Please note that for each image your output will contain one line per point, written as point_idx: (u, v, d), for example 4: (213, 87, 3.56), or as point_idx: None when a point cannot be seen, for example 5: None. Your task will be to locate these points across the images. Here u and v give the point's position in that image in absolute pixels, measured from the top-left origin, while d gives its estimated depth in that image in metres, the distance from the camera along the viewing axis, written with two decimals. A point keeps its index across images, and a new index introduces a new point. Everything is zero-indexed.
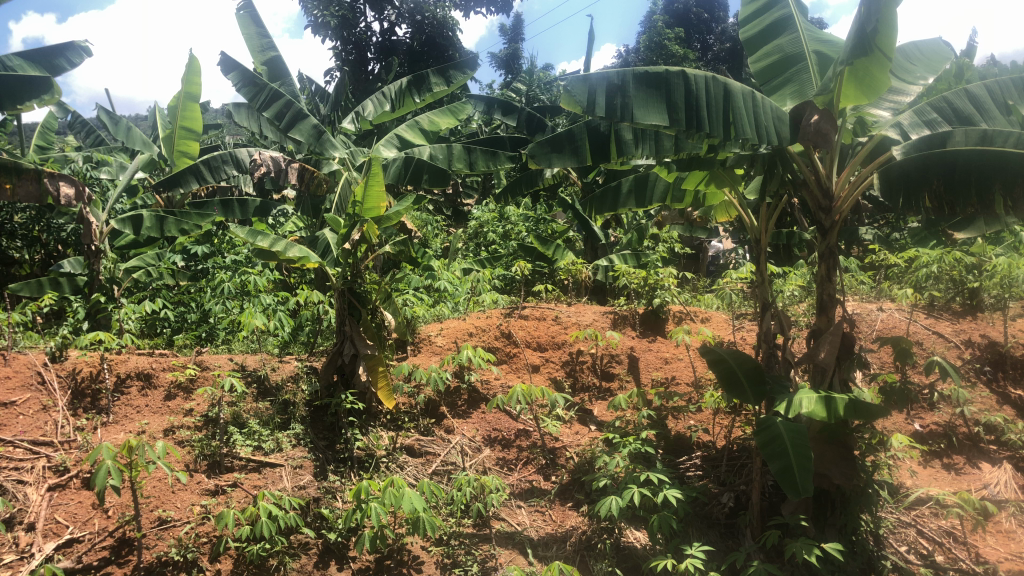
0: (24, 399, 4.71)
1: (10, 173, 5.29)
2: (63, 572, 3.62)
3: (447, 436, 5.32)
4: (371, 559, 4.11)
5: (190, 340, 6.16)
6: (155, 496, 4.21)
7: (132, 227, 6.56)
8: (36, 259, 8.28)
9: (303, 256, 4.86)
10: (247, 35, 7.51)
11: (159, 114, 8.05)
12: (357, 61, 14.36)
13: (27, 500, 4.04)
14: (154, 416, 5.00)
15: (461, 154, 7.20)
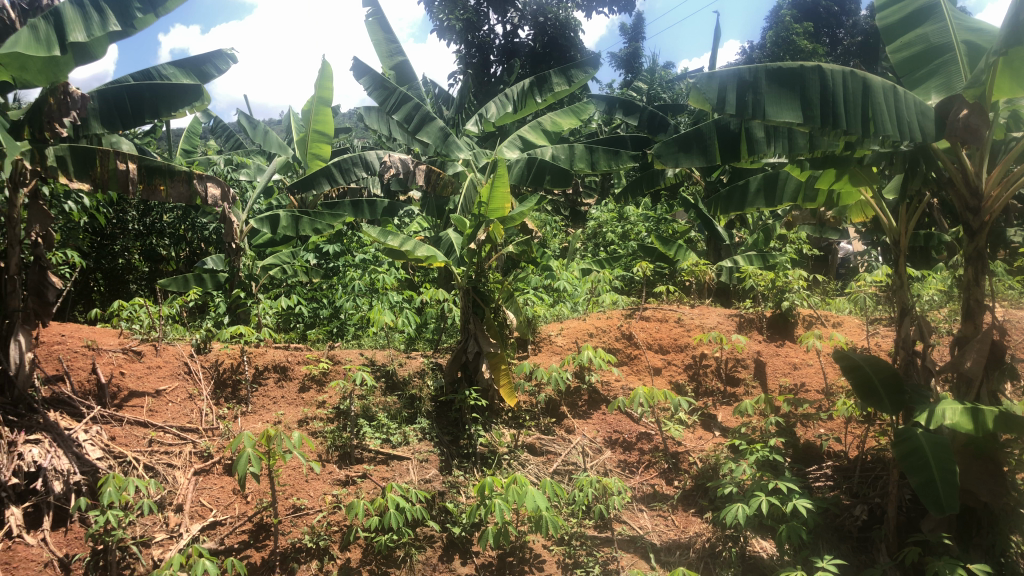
0: (172, 387, 5.04)
1: (164, 173, 4.64)
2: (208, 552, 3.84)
3: (568, 436, 5.31)
4: (494, 555, 4.15)
5: (322, 334, 6.42)
6: (290, 484, 4.43)
7: (270, 226, 6.85)
8: (181, 256, 8.71)
9: (430, 256, 4.99)
10: (376, 41, 7.75)
11: (293, 117, 8.39)
12: (480, 64, 14.54)
13: (177, 483, 4.32)
14: (289, 407, 5.23)
15: (583, 154, 7.12)
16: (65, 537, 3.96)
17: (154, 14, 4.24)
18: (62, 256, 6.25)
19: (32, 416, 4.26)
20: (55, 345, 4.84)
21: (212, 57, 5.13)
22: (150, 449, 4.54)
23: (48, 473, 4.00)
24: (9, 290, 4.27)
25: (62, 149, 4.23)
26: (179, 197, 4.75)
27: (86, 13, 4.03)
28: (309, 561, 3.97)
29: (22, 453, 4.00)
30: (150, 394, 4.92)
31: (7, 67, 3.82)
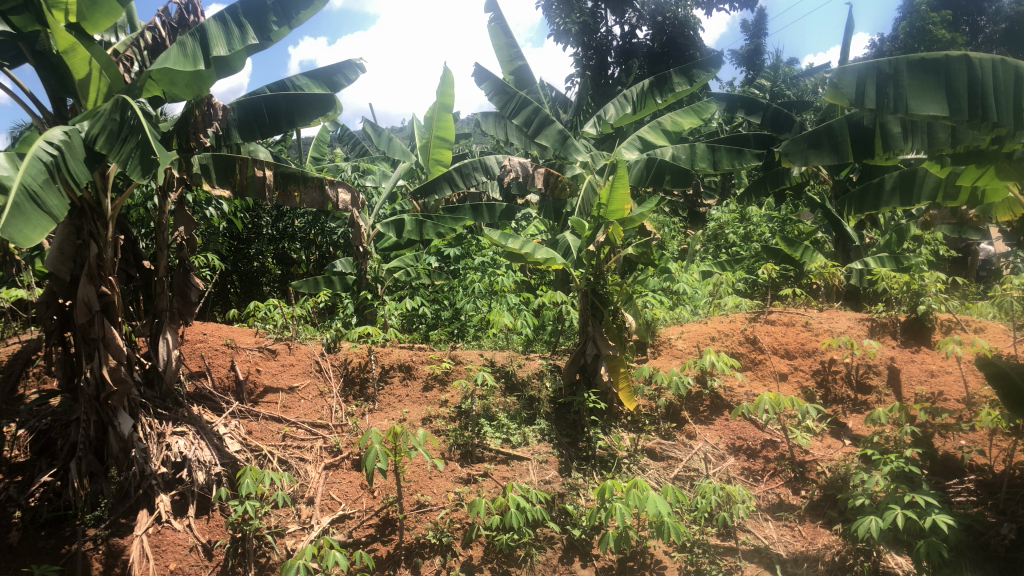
0: (304, 384, 5.33)
1: (297, 180, 4.81)
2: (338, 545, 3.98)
3: (689, 441, 5.21)
4: (614, 559, 4.09)
5: (443, 335, 6.57)
6: (415, 480, 4.56)
7: (395, 230, 7.07)
8: (311, 259, 9.09)
9: (549, 258, 5.02)
10: (497, 46, 7.84)
11: (416, 124, 8.60)
12: (598, 66, 14.47)
13: (308, 477, 4.54)
14: (413, 405, 5.35)
15: (705, 153, 6.97)
16: (207, 524, 4.19)
17: (289, 27, 4.43)
18: (203, 259, 6.63)
19: (178, 409, 4.56)
20: (198, 343, 5.27)
21: (342, 68, 5.30)
22: (284, 443, 4.78)
23: (192, 464, 4.27)
24: (158, 291, 4.52)
25: (206, 157, 4.48)
26: (311, 203, 4.90)
27: (228, 28, 4.25)
28: (433, 556, 4.06)
29: (170, 444, 4.28)
30: (284, 390, 5.21)
31: (158, 82, 4.03)
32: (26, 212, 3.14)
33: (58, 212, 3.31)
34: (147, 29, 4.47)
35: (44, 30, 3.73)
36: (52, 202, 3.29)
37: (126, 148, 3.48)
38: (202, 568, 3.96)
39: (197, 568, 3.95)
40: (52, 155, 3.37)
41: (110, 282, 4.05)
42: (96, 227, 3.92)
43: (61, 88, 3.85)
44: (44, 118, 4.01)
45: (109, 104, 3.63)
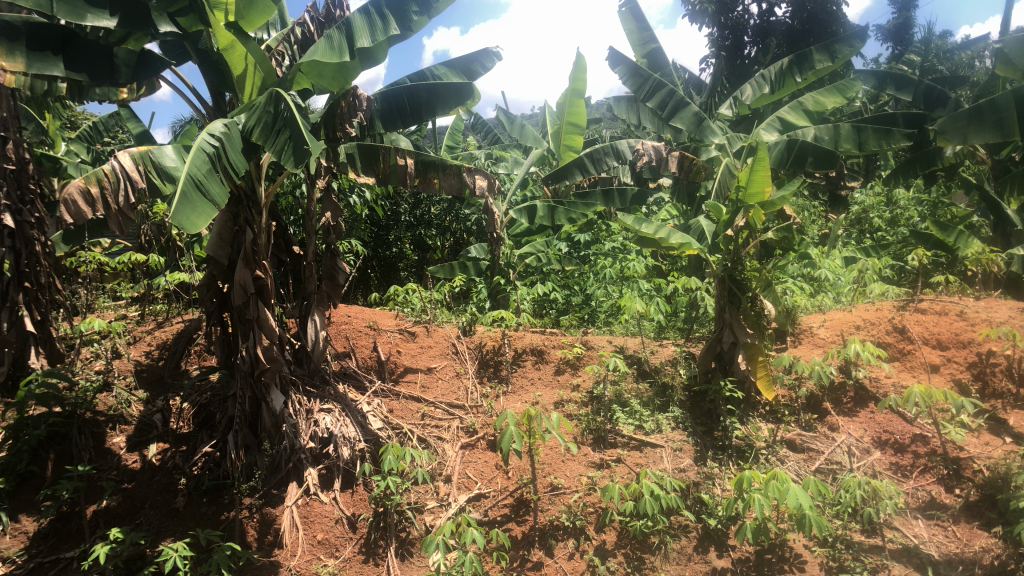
0: (442, 365, 5.55)
1: (436, 167, 4.87)
2: (473, 521, 4.08)
3: (831, 434, 5.00)
4: (751, 551, 3.97)
5: (575, 320, 6.59)
6: (548, 463, 4.61)
7: (527, 216, 7.18)
8: (446, 246, 9.23)
9: (684, 243, 4.98)
10: (629, 30, 7.75)
11: (547, 110, 8.62)
12: (733, 46, 14.06)
13: (446, 455, 4.69)
14: (546, 388, 5.38)
15: (850, 133, 6.63)
16: (351, 497, 4.38)
17: (429, 16, 4.51)
18: (347, 244, 6.92)
19: (325, 387, 4.84)
20: (343, 325, 5.65)
21: (480, 57, 5.35)
22: (423, 421, 4.98)
23: (338, 440, 4.50)
24: (307, 275, 4.77)
25: (352, 147, 4.65)
26: (450, 189, 4.96)
27: (372, 20, 4.36)
28: (567, 539, 4.08)
29: (317, 420, 4.54)
30: (423, 371, 5.44)
31: (307, 74, 4.23)
32: (192, 198, 3.36)
33: (220, 200, 3.53)
34: (297, 25, 4.69)
35: (206, 28, 4.00)
36: (214, 190, 3.51)
37: (280, 139, 3.63)
38: (346, 539, 4.14)
39: (342, 539, 4.14)
40: (214, 146, 3.60)
41: (263, 266, 4.25)
42: (250, 214, 4.16)
43: (220, 84, 4.11)
44: (206, 112, 4.29)
45: (265, 96, 3.81)
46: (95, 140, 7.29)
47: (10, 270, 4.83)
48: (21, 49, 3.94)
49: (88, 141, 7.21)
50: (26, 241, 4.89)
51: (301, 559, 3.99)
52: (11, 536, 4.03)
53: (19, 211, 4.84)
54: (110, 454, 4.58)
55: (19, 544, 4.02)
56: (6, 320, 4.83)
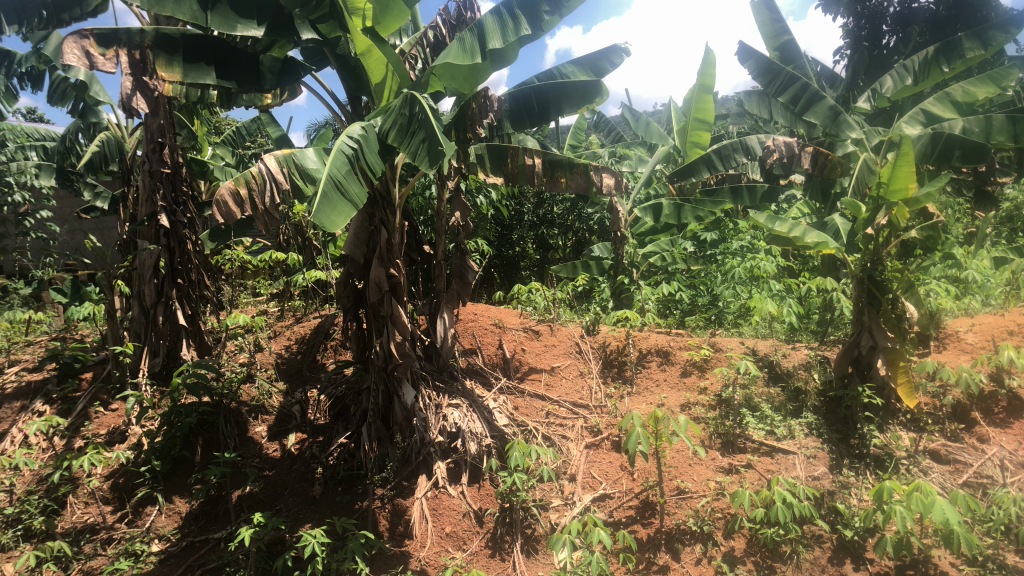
0: (565, 364, 5.59)
1: (562, 166, 4.87)
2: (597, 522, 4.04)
3: (981, 445, 4.67)
4: (890, 565, 3.75)
5: (701, 321, 6.46)
6: (675, 466, 4.53)
7: (652, 214, 7.01)
8: (569, 244, 9.22)
9: (820, 242, 4.80)
10: (761, 22, 7.51)
11: (673, 106, 8.47)
12: (870, 36, 13.43)
13: (571, 454, 4.70)
14: (672, 390, 5.27)
15: (1004, 124, 6.10)
16: (479, 492, 4.47)
17: (560, 16, 4.48)
18: (474, 243, 7.05)
19: (453, 383, 5.01)
20: (470, 323, 5.84)
21: (607, 53, 5.30)
22: (547, 420, 5.00)
23: (465, 434, 4.61)
24: (436, 274, 4.96)
25: (481, 148, 4.77)
26: (577, 189, 4.90)
27: (503, 22, 4.42)
28: (694, 544, 3.99)
29: (446, 415, 4.68)
30: (547, 370, 5.50)
31: (439, 77, 4.28)
32: (332, 197, 3.49)
33: (358, 199, 3.65)
34: (429, 28, 4.84)
35: (345, 34, 4.18)
36: (353, 190, 3.64)
37: (414, 141, 3.72)
38: (473, 533, 4.21)
39: (469, 532, 4.21)
40: (352, 148, 3.76)
41: (398, 264, 4.39)
42: (385, 215, 4.32)
43: (357, 87, 4.31)
44: (344, 115, 4.50)
45: (400, 99, 3.93)
46: (239, 144, 7.73)
47: (165, 267, 5.16)
48: (179, 61, 4.26)
49: (233, 146, 7.67)
50: (180, 240, 5.23)
51: (430, 550, 4.07)
52: (167, 515, 4.39)
53: (173, 211, 5.18)
54: (253, 442, 4.86)
55: (173, 523, 4.37)
56: (161, 314, 5.19)
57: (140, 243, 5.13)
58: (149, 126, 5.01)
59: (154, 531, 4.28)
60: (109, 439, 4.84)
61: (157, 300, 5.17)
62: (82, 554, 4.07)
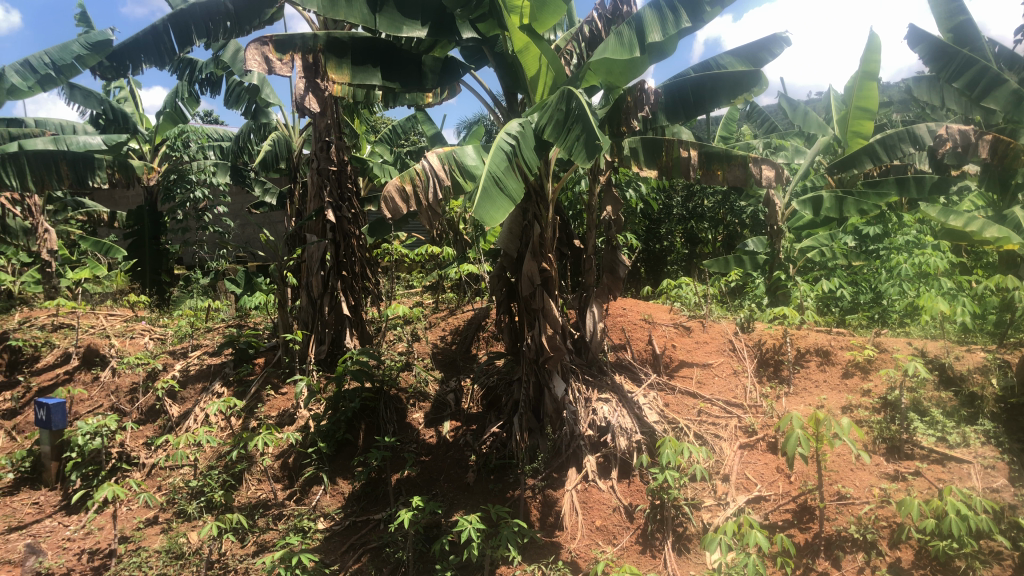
0: (718, 362, 5.47)
1: (721, 158, 4.69)
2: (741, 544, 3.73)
3: None
4: None
5: (864, 319, 6.17)
6: (835, 470, 4.33)
7: (812, 207, 6.74)
8: (719, 239, 8.95)
9: (1003, 237, 4.51)
10: (934, 3, 7.04)
11: (834, 94, 8.09)
12: None
13: (724, 454, 4.61)
14: (832, 391, 5.04)
15: None
16: (629, 488, 4.40)
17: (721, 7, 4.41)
18: (624, 238, 7.01)
19: (603, 377, 5.02)
20: (619, 317, 5.92)
21: (767, 43, 5.09)
22: (699, 418, 4.92)
23: (615, 429, 4.58)
24: (586, 268, 4.98)
25: (636, 141, 4.72)
26: (734, 182, 4.70)
27: (662, 15, 4.35)
28: (856, 552, 3.80)
29: (596, 409, 4.68)
30: (699, 367, 5.41)
31: (596, 72, 4.32)
32: (491, 193, 3.58)
33: (516, 195, 3.70)
34: (586, 23, 4.84)
35: (503, 33, 4.27)
36: (511, 185, 3.70)
37: (571, 136, 3.73)
38: (624, 528, 4.18)
39: (620, 528, 4.18)
40: (511, 145, 3.85)
41: (550, 259, 4.46)
42: (539, 210, 4.41)
43: (513, 85, 4.39)
44: (501, 113, 4.60)
45: (557, 94, 3.94)
46: (395, 142, 8.03)
47: (331, 259, 5.47)
48: (347, 64, 4.47)
49: (390, 143, 7.99)
50: (344, 235, 5.52)
51: (580, 543, 4.11)
52: (331, 495, 4.68)
53: (339, 207, 5.47)
54: (411, 427, 5.07)
55: (337, 503, 4.65)
56: (327, 304, 5.53)
57: (308, 237, 5.51)
58: (318, 126, 5.36)
59: (319, 509, 4.58)
60: (280, 421, 5.22)
61: (323, 292, 5.52)
62: (256, 528, 4.45)
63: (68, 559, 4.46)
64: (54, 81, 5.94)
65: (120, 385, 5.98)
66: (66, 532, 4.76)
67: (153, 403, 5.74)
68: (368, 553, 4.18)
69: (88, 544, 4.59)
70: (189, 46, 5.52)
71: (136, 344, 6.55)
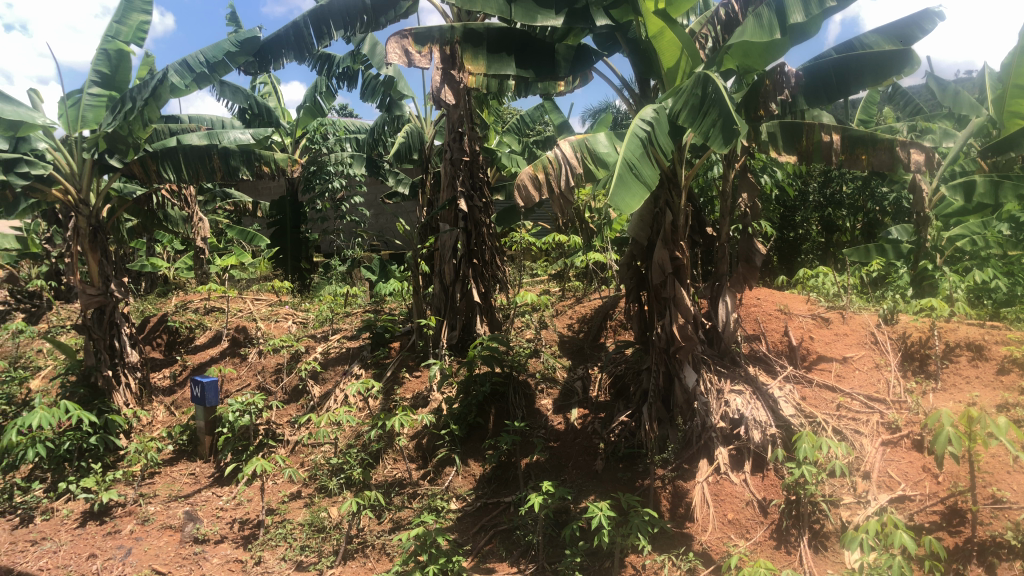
0: (859, 355, 5.24)
1: (865, 142, 4.43)
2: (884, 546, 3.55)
3: None
4: None
5: (1022, 313, 5.74)
6: (990, 472, 4.06)
7: (963, 193, 6.32)
8: (858, 227, 8.57)
9: None
10: None
11: (989, 72, 7.54)
12: None
13: (864, 450, 4.41)
14: (986, 389, 4.72)
15: None
16: (763, 482, 4.26)
17: None
18: (757, 226, 6.81)
19: (736, 369, 4.87)
20: (754, 308, 5.78)
21: (919, 19, 4.82)
22: (838, 413, 4.73)
23: (749, 422, 4.44)
24: (720, 256, 4.87)
25: (774, 126, 4.61)
26: (880, 167, 4.42)
27: None
28: (1013, 560, 3.53)
29: (729, 401, 4.58)
30: (838, 360, 5.20)
31: (734, 55, 4.27)
32: (627, 179, 3.57)
33: (652, 180, 3.67)
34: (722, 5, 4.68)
35: (638, 18, 4.18)
36: (646, 172, 3.68)
37: (707, 120, 3.67)
38: (757, 523, 4.07)
39: (753, 522, 4.07)
40: (646, 131, 3.82)
41: (683, 247, 4.41)
42: (671, 197, 4.36)
43: (646, 71, 4.35)
44: (633, 100, 4.57)
45: (692, 79, 3.87)
46: (523, 132, 8.09)
47: (462, 247, 5.60)
48: (483, 53, 4.54)
49: (519, 133, 8.06)
50: (476, 224, 5.63)
51: (712, 535, 4.04)
52: (463, 476, 4.81)
53: (471, 196, 5.59)
54: (540, 413, 5.14)
55: (468, 484, 4.77)
56: (458, 291, 5.67)
57: (442, 226, 5.67)
58: (451, 117, 5.49)
59: (452, 489, 4.73)
60: (415, 403, 5.40)
61: (455, 279, 5.65)
62: (393, 506, 4.64)
63: (222, 527, 4.79)
64: (208, 79, 6.17)
65: (266, 366, 6.36)
66: (219, 502, 5.10)
67: (296, 384, 6.06)
68: (499, 535, 4.29)
69: (239, 514, 4.90)
70: (328, 40, 5.76)
71: (280, 327, 6.94)
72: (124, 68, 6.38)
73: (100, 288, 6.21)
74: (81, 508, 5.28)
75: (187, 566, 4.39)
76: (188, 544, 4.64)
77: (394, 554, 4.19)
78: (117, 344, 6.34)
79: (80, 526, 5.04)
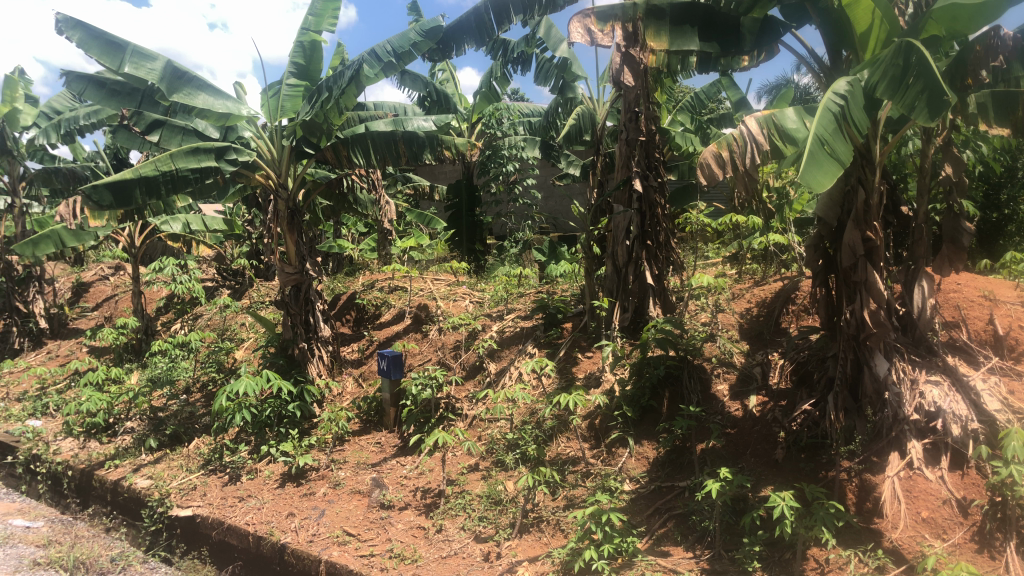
0: None
1: None
2: None
3: None
4: None
5: None
6: None
7: None
8: None
9: None
10: None
11: None
12: None
13: None
14: None
15: None
16: (963, 480, 3.96)
17: None
18: (959, 205, 6.30)
19: (932, 358, 4.53)
20: (952, 294, 5.34)
21: None
22: None
23: (946, 416, 4.13)
24: (917, 237, 4.58)
25: (984, 95, 4.26)
26: None
27: None
28: None
29: (923, 392, 4.25)
30: None
31: (940, 20, 3.94)
32: (818, 157, 3.40)
33: (846, 158, 3.47)
34: None
35: None
36: (840, 149, 3.49)
37: (910, 91, 3.41)
38: (956, 524, 3.78)
39: (951, 523, 3.79)
40: (839, 106, 3.62)
41: (876, 227, 4.17)
42: (864, 174, 4.14)
43: (838, 41, 4.12)
44: (822, 73, 4.30)
45: (892, 49, 3.62)
46: (698, 109, 7.88)
47: (636, 229, 5.56)
48: (665, 28, 4.59)
49: (693, 112, 7.88)
50: (651, 205, 5.57)
51: (904, 533, 3.80)
52: (637, 459, 4.81)
53: (646, 176, 5.54)
54: (716, 399, 5.02)
55: (642, 467, 4.76)
56: (631, 273, 5.63)
57: (616, 207, 5.66)
58: (626, 96, 5.41)
59: (626, 471, 4.73)
60: (588, 383, 5.44)
61: (628, 261, 5.63)
62: (567, 484, 4.69)
63: (406, 495, 5.03)
64: (396, 68, 6.29)
65: (446, 342, 6.62)
66: (403, 471, 5.36)
67: (475, 360, 6.26)
68: (673, 519, 4.27)
69: (421, 483, 5.13)
70: (507, 24, 5.89)
71: (458, 306, 7.18)
72: (317, 59, 6.73)
73: (297, 267, 6.65)
74: (280, 470, 5.73)
75: (374, 530, 4.67)
76: (375, 509, 4.92)
77: (568, 530, 4.24)
78: (312, 319, 6.78)
79: (280, 487, 5.48)
